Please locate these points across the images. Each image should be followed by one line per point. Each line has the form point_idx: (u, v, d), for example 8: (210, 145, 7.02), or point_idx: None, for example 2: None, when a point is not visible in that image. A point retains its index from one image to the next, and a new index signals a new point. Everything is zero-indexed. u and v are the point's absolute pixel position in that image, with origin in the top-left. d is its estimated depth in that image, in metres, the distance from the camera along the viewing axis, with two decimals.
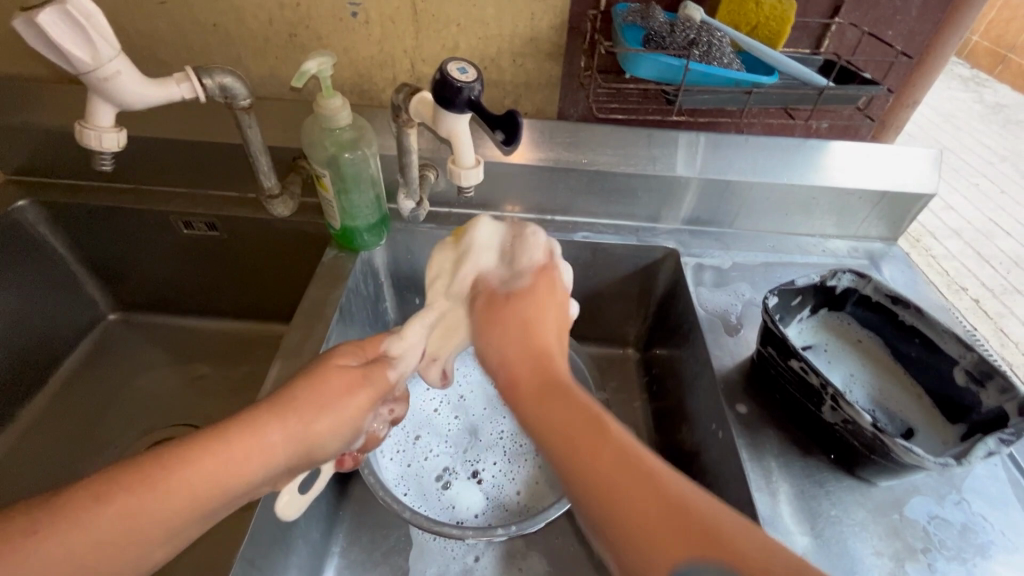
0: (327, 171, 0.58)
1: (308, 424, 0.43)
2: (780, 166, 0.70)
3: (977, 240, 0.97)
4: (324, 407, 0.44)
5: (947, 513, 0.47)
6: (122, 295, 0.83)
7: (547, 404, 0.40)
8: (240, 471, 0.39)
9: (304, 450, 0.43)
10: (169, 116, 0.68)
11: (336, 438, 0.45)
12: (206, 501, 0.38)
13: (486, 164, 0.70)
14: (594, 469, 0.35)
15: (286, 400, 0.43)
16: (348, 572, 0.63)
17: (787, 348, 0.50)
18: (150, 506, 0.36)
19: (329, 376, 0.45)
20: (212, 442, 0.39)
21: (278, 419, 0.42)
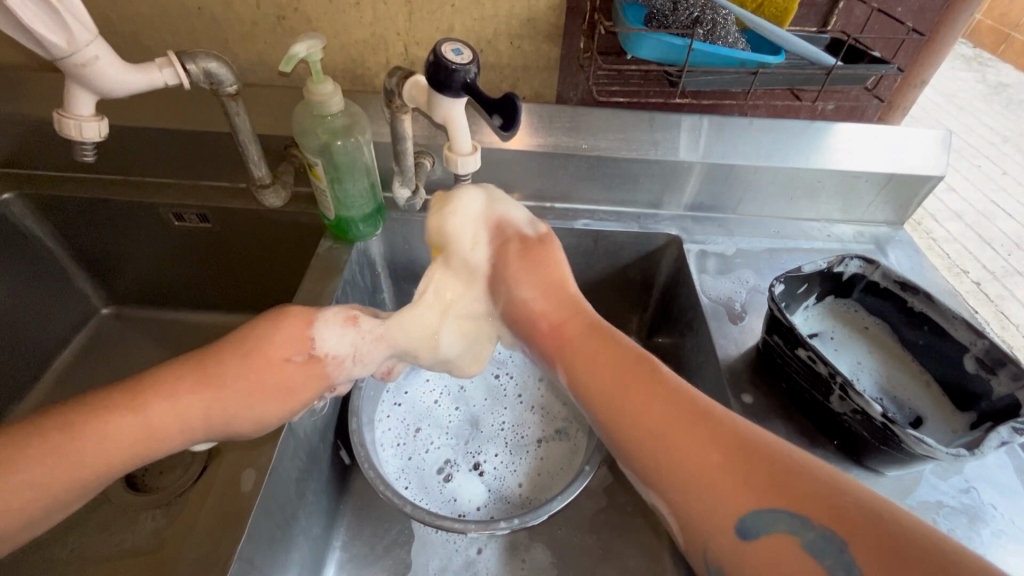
0: (319, 159, 0.56)
1: (233, 404, 0.45)
2: (785, 149, 0.68)
3: (979, 221, 0.96)
4: (256, 392, 0.46)
5: (957, 503, 0.46)
6: (113, 288, 0.81)
7: (622, 396, 0.44)
8: (157, 441, 0.43)
9: (227, 428, 0.46)
10: (154, 104, 0.65)
11: (264, 420, 0.47)
12: (119, 462, 0.42)
13: (484, 150, 0.68)
14: (679, 449, 0.39)
15: (215, 375, 0.45)
16: (350, 566, 0.62)
17: (794, 337, 0.49)
18: (72, 461, 0.40)
19: (267, 368, 0.46)
20: (130, 415, 0.42)
21: (200, 396, 0.44)
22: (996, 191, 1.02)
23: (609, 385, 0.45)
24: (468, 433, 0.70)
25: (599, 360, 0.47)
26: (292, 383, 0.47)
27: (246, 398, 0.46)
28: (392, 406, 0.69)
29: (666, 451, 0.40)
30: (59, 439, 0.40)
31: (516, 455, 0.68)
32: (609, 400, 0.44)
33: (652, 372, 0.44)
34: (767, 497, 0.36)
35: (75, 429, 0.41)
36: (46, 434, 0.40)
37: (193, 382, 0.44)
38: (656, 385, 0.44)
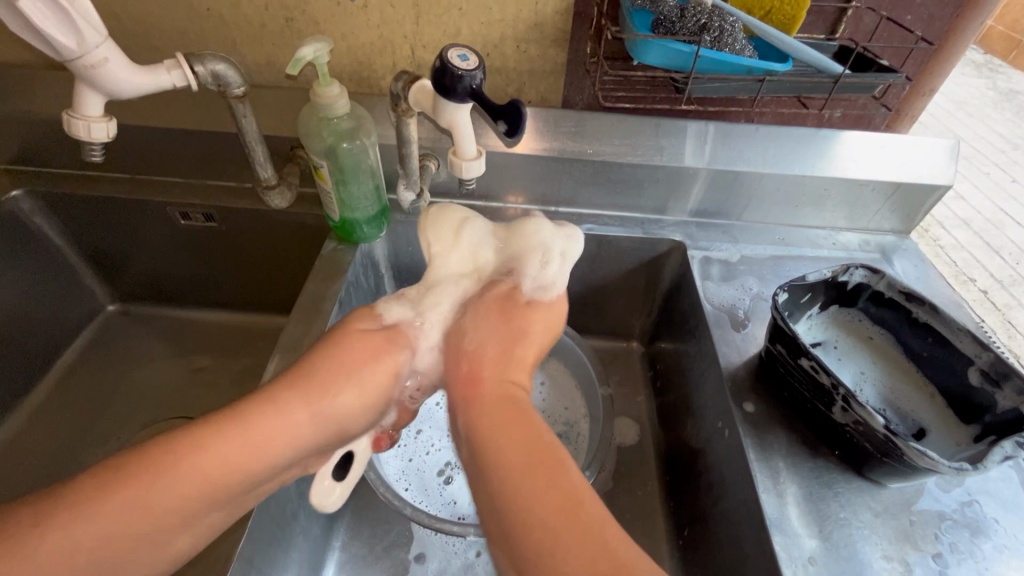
0: (325, 161, 0.57)
1: (335, 395, 0.45)
2: (791, 157, 0.68)
3: (988, 229, 0.95)
4: (347, 380, 0.46)
5: (958, 515, 0.46)
6: (120, 286, 0.82)
7: (500, 440, 0.40)
8: (270, 446, 0.42)
9: (334, 426, 0.45)
10: (161, 103, 0.66)
11: (359, 415, 0.47)
12: (234, 474, 0.40)
13: (489, 154, 0.68)
14: (530, 506, 0.36)
15: (310, 375, 0.45)
16: (348, 567, 0.63)
17: (796, 347, 0.49)
18: (178, 484, 0.38)
19: (351, 344, 0.48)
20: (244, 427, 0.41)
21: (303, 396, 0.44)
22: (1004, 199, 1.01)
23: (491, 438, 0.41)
24: None
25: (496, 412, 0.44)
26: (371, 359, 0.49)
27: (339, 390, 0.46)
28: None
29: (511, 507, 0.37)
30: (157, 462, 0.38)
31: None
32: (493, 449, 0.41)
33: (528, 442, 0.41)
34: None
35: (180, 452, 0.39)
36: (140, 461, 0.38)
37: (296, 388, 0.44)
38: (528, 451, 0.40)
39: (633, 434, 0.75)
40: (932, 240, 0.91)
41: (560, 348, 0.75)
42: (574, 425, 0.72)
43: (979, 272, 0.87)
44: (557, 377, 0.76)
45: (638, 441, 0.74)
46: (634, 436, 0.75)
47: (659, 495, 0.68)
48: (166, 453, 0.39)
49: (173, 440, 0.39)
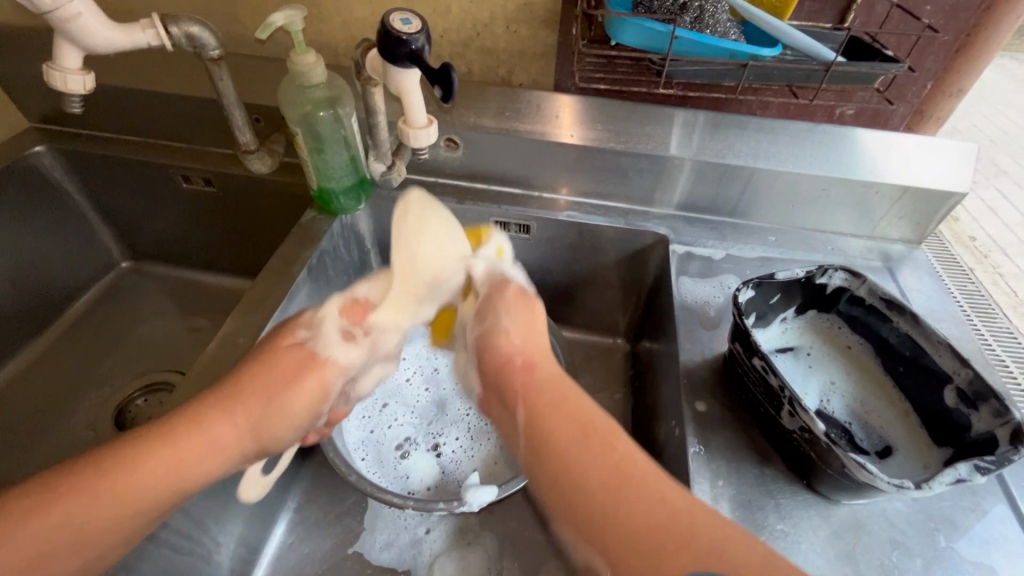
0: (300, 129, 0.58)
1: (263, 409, 0.44)
2: (789, 153, 0.64)
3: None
4: (274, 392, 0.45)
5: (911, 542, 0.42)
6: (131, 244, 0.87)
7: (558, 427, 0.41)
8: (206, 453, 0.41)
9: (257, 443, 0.44)
10: (170, 69, 0.70)
11: (287, 432, 0.46)
12: (158, 502, 0.39)
13: (474, 135, 0.68)
14: (556, 433, 0.41)
15: (241, 382, 0.44)
16: (300, 527, 0.64)
17: (749, 344, 0.46)
18: (116, 503, 0.38)
19: (281, 355, 0.46)
20: (177, 441, 0.41)
21: (228, 415, 0.43)
22: None
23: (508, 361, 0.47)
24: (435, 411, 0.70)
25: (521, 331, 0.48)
26: (298, 372, 0.46)
27: (267, 399, 0.44)
28: None
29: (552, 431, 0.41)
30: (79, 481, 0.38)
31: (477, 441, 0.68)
32: (528, 372, 0.46)
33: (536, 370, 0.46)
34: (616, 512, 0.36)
35: (112, 469, 0.38)
36: (73, 479, 0.38)
37: (226, 400, 0.43)
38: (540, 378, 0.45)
39: None
40: (992, 267, 0.81)
41: None
42: None
43: None
44: None
45: None
46: None
47: None
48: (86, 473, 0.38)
49: (105, 454, 0.39)
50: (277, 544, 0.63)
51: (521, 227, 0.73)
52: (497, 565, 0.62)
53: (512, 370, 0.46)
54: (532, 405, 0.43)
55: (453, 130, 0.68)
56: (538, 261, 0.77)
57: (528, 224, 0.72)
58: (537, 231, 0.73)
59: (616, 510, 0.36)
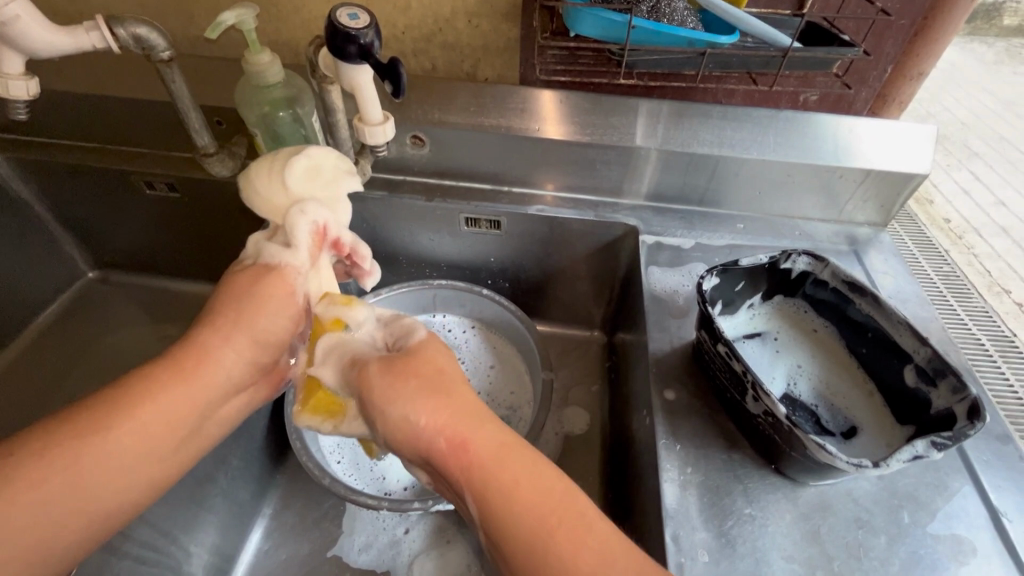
0: (259, 131, 0.57)
1: (251, 318, 0.43)
2: (753, 140, 0.64)
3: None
4: (255, 303, 0.43)
5: (876, 521, 0.43)
6: (97, 253, 0.85)
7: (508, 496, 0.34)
8: (202, 383, 0.40)
9: (256, 345, 0.43)
10: (126, 73, 0.69)
11: (282, 329, 0.45)
12: (180, 421, 0.39)
13: (441, 132, 0.68)
14: (516, 515, 0.33)
15: (212, 310, 0.42)
16: (276, 533, 0.64)
17: (713, 330, 0.47)
18: (118, 449, 0.36)
19: (239, 274, 0.45)
20: (171, 379, 0.39)
21: (219, 332, 0.42)
22: None
23: (433, 448, 0.36)
24: None
25: (439, 403, 0.37)
26: (257, 282, 0.44)
27: (243, 307, 0.43)
28: None
29: (491, 516, 0.34)
30: (84, 429, 0.35)
31: None
32: (461, 456, 0.36)
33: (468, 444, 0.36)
34: (554, 560, 0.32)
35: (103, 417, 0.36)
36: (60, 434, 0.35)
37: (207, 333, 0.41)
38: (483, 456, 0.35)
39: (583, 423, 0.74)
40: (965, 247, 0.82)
41: (511, 329, 0.75)
42: (517, 410, 0.71)
43: (1014, 283, 0.76)
44: (506, 359, 0.76)
45: (586, 431, 0.73)
46: (583, 425, 0.73)
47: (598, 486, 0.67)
48: (87, 422, 0.36)
49: (96, 402, 0.37)
50: (253, 551, 0.62)
51: (492, 223, 0.73)
52: (477, 562, 0.62)
53: (442, 459, 0.36)
54: (474, 489, 0.35)
55: (418, 127, 0.67)
56: (511, 256, 0.76)
57: (499, 220, 0.72)
58: (508, 227, 0.72)
59: (553, 562, 0.32)
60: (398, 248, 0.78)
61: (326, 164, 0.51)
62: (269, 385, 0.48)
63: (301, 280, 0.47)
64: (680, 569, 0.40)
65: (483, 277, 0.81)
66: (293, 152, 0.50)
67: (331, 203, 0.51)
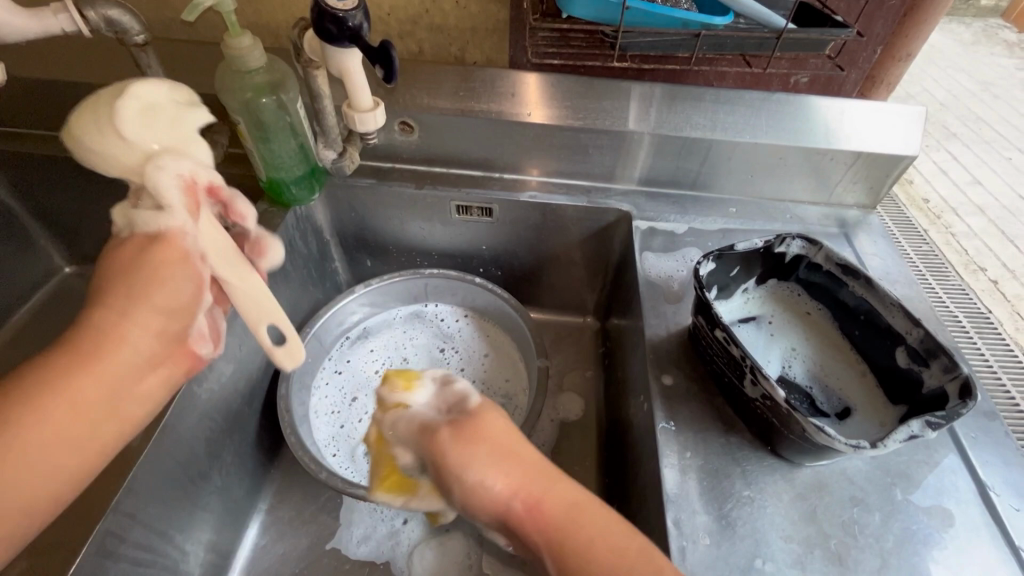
0: (241, 118, 0.55)
1: (145, 292, 0.37)
2: (745, 123, 0.64)
3: (1004, 217, 0.85)
4: (145, 276, 0.37)
5: (870, 499, 0.43)
6: (73, 246, 0.82)
7: (578, 547, 0.34)
8: (108, 367, 0.35)
9: (160, 312, 0.38)
10: (97, 58, 0.65)
11: (186, 291, 0.39)
12: (84, 415, 0.34)
13: (430, 117, 0.66)
14: (585, 561, 0.33)
15: (101, 289, 0.37)
16: (273, 527, 0.63)
17: (711, 316, 0.47)
18: (15, 458, 0.32)
19: (123, 248, 0.39)
20: (68, 369, 0.34)
21: (111, 310, 0.36)
22: None
23: (508, 512, 0.37)
24: None
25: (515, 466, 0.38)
26: (145, 255, 0.38)
27: (133, 279, 0.37)
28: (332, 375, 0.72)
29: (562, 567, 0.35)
30: None
31: None
32: (535, 517, 0.36)
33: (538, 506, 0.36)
34: None
35: None
36: None
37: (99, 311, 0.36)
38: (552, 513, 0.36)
39: (577, 410, 0.74)
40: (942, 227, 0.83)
41: (505, 318, 0.75)
42: (513, 398, 0.71)
43: (988, 261, 0.78)
44: (500, 347, 0.76)
45: (581, 417, 0.73)
46: (578, 411, 0.74)
47: (594, 471, 0.68)
48: None
49: None
50: (250, 546, 0.62)
51: (483, 210, 0.71)
52: (476, 549, 0.62)
53: (518, 523, 0.36)
54: (551, 549, 0.35)
55: (406, 113, 0.66)
56: (502, 244, 0.76)
57: (490, 207, 0.71)
58: (499, 214, 0.72)
59: None
60: (389, 237, 0.77)
61: (162, 102, 0.40)
62: (197, 354, 0.41)
63: (190, 241, 0.40)
64: (682, 552, 0.40)
65: (474, 265, 0.80)
66: (115, 95, 0.38)
67: (182, 145, 0.40)
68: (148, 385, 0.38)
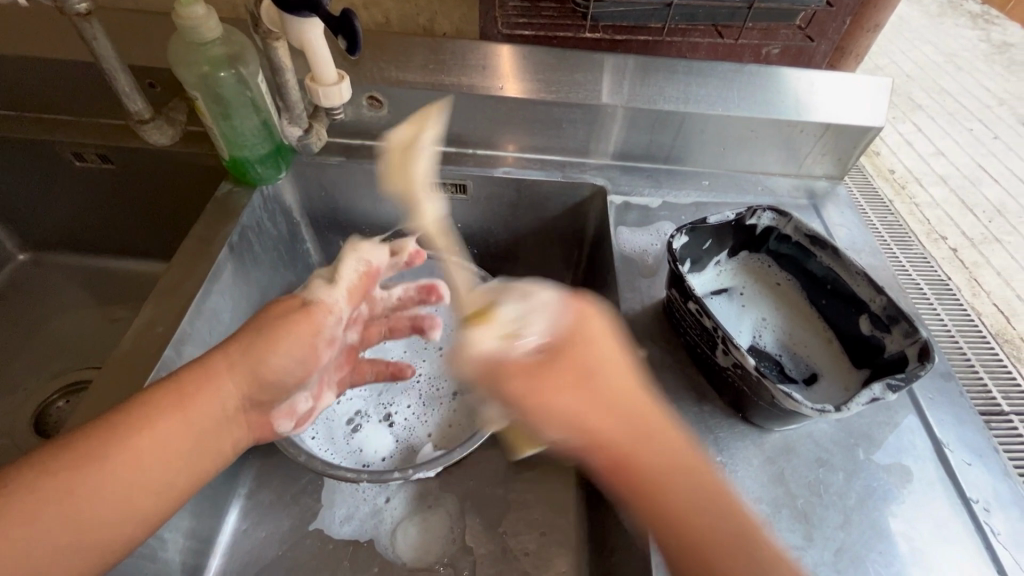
0: (199, 93, 0.53)
1: (256, 354, 0.46)
2: (717, 95, 0.63)
3: (963, 186, 0.88)
4: (278, 334, 0.47)
5: (834, 459, 0.45)
6: (27, 232, 0.78)
7: (675, 511, 0.41)
8: (205, 416, 0.43)
9: (254, 387, 0.46)
10: (38, 28, 0.61)
11: (291, 368, 0.48)
12: (183, 450, 0.42)
13: (400, 92, 0.64)
14: (711, 527, 0.40)
15: (226, 343, 0.46)
16: (254, 511, 0.63)
17: (684, 288, 0.47)
18: (124, 467, 0.39)
19: (274, 308, 0.48)
20: (171, 406, 0.42)
21: (224, 366, 0.45)
22: (985, 156, 0.94)
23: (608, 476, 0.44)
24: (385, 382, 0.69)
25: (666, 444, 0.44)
26: (291, 314, 0.48)
27: (253, 340, 0.46)
28: None
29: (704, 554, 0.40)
30: (83, 457, 0.38)
31: (431, 409, 0.67)
32: (655, 496, 0.42)
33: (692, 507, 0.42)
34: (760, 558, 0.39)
35: (94, 445, 0.39)
36: (64, 458, 0.38)
37: (212, 365, 0.45)
38: (700, 514, 0.40)
39: None
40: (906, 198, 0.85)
41: None
42: None
43: (950, 231, 0.80)
44: None
45: None
46: None
47: None
48: (86, 450, 0.38)
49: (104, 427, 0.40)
50: (231, 531, 0.62)
51: (457, 187, 0.70)
52: (459, 524, 0.63)
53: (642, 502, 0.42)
54: (645, 511, 0.42)
55: (374, 87, 0.63)
56: (478, 221, 0.75)
57: (464, 184, 0.70)
58: (473, 191, 0.71)
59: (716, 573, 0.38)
60: (361, 216, 0.75)
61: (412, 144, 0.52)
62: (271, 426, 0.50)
63: (331, 317, 0.51)
64: (657, 518, 0.41)
65: None
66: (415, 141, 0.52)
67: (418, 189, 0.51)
68: (229, 435, 0.46)
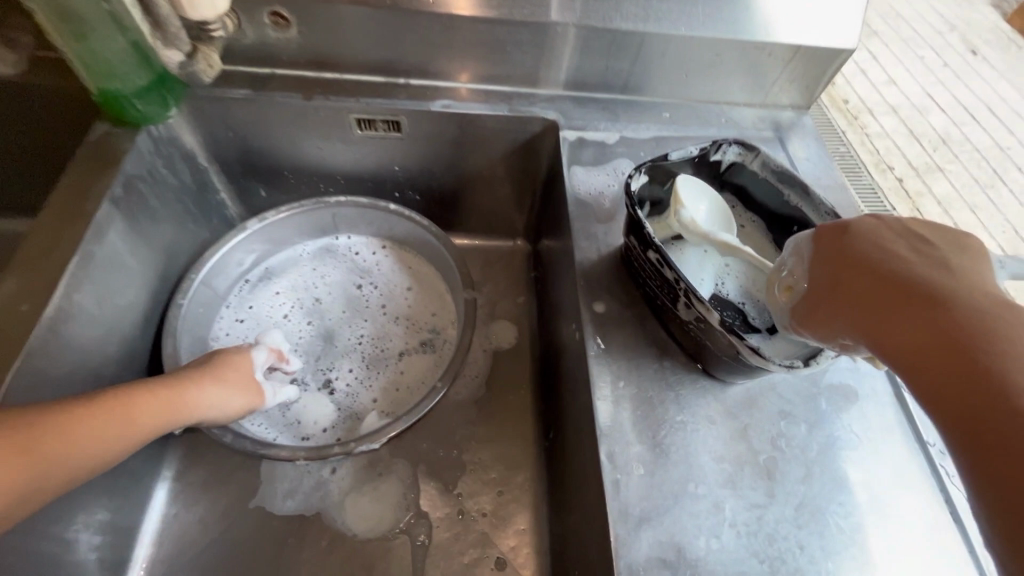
0: (37, 6, 0.41)
1: (239, 390, 0.51)
2: (680, 11, 0.56)
3: (912, 115, 0.84)
4: (254, 382, 0.53)
5: (797, 410, 0.43)
6: None
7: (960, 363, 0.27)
8: (177, 417, 0.45)
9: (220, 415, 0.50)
10: None
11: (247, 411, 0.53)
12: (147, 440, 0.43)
13: (309, 7, 0.53)
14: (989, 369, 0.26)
15: (216, 368, 0.50)
16: (184, 493, 0.58)
17: (643, 235, 0.43)
18: (116, 433, 0.40)
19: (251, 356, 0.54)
20: (172, 399, 0.45)
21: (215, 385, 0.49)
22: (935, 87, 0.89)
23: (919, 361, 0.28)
24: (322, 348, 0.63)
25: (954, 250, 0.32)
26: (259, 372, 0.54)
27: (237, 380, 0.51)
28: (234, 323, 0.63)
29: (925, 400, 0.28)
30: (93, 412, 0.39)
31: (374, 374, 0.62)
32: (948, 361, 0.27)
33: (956, 320, 0.28)
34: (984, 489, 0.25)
35: (104, 406, 0.40)
36: (71, 408, 0.38)
37: (193, 374, 0.48)
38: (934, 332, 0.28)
39: (511, 337, 0.71)
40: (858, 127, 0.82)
41: (427, 247, 0.68)
42: (442, 332, 0.65)
43: (897, 160, 0.78)
44: (425, 279, 0.69)
45: (514, 345, 0.70)
46: (511, 339, 0.71)
47: (529, 399, 0.66)
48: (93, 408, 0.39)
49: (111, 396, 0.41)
50: (159, 516, 0.56)
51: (390, 124, 0.61)
52: (411, 489, 0.60)
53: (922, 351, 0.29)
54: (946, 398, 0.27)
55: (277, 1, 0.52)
56: (417, 163, 0.67)
57: (397, 120, 0.61)
58: (409, 128, 0.62)
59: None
60: (280, 160, 0.65)
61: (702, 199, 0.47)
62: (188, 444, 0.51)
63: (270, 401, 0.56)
64: (616, 487, 0.39)
65: (388, 189, 0.71)
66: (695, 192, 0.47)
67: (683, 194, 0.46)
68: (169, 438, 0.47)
